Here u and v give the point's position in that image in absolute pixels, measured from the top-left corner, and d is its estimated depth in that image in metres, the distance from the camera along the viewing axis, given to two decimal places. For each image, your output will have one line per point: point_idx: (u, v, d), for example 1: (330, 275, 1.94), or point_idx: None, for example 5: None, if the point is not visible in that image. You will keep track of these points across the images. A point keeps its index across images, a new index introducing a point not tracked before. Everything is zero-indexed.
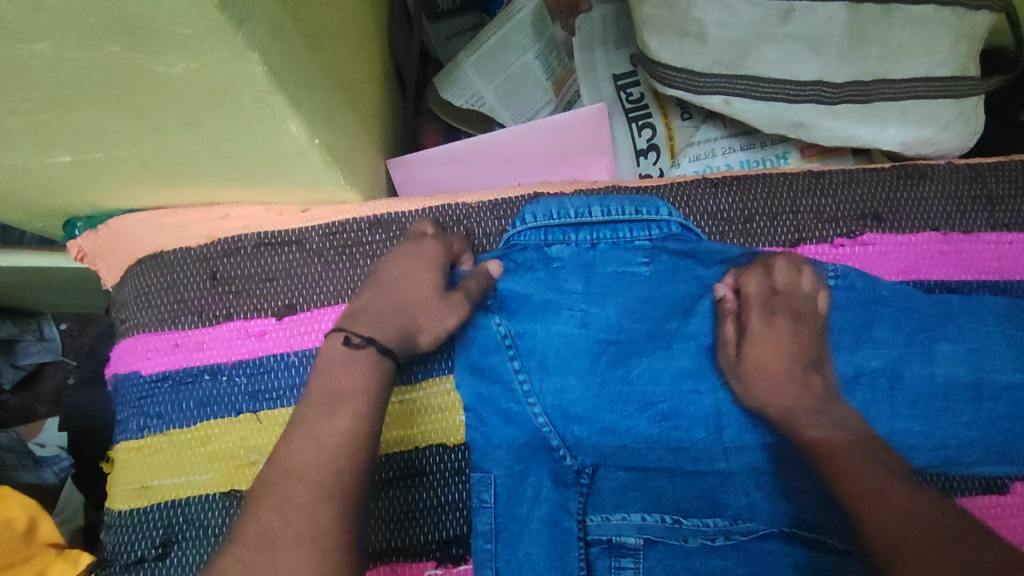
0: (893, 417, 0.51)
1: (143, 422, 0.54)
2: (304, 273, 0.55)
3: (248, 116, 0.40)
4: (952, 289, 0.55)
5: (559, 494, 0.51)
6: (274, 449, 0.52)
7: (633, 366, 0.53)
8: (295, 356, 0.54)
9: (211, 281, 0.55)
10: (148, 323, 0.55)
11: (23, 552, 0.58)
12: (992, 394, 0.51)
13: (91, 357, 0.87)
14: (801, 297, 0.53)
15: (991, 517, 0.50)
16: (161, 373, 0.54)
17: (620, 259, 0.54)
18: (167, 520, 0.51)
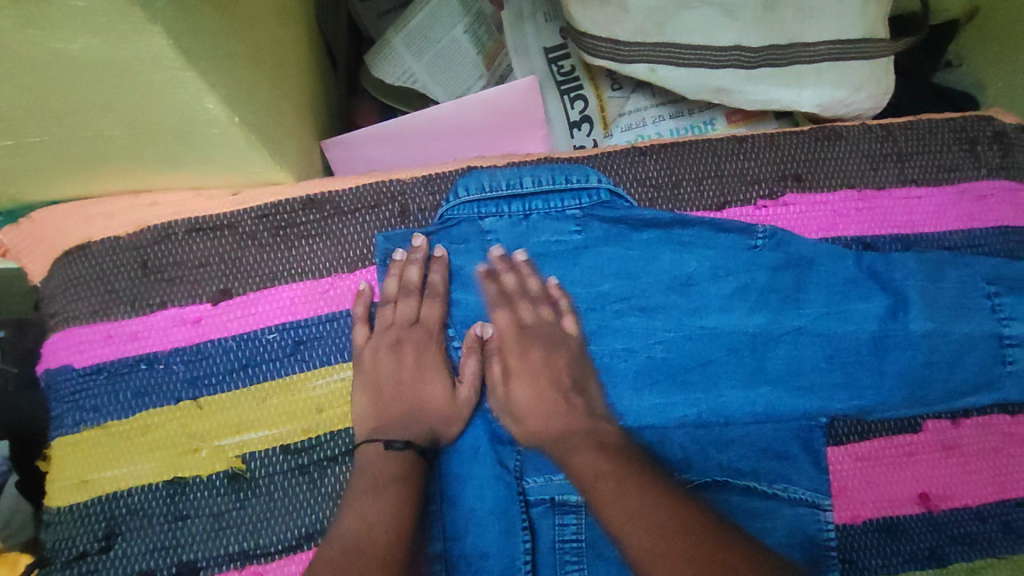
0: (815, 370, 0.54)
1: (78, 416, 0.52)
2: (238, 256, 0.55)
3: (162, 95, 0.39)
4: (867, 244, 0.58)
5: (496, 453, 0.53)
6: (217, 434, 0.52)
7: (566, 328, 0.55)
8: (233, 340, 0.53)
9: (142, 269, 0.54)
10: (79, 315, 0.54)
11: None
12: (905, 343, 0.55)
13: None
14: (728, 256, 0.56)
15: (905, 453, 0.55)
16: (95, 366, 0.53)
17: (553, 228, 0.56)
18: (110, 512, 0.51)
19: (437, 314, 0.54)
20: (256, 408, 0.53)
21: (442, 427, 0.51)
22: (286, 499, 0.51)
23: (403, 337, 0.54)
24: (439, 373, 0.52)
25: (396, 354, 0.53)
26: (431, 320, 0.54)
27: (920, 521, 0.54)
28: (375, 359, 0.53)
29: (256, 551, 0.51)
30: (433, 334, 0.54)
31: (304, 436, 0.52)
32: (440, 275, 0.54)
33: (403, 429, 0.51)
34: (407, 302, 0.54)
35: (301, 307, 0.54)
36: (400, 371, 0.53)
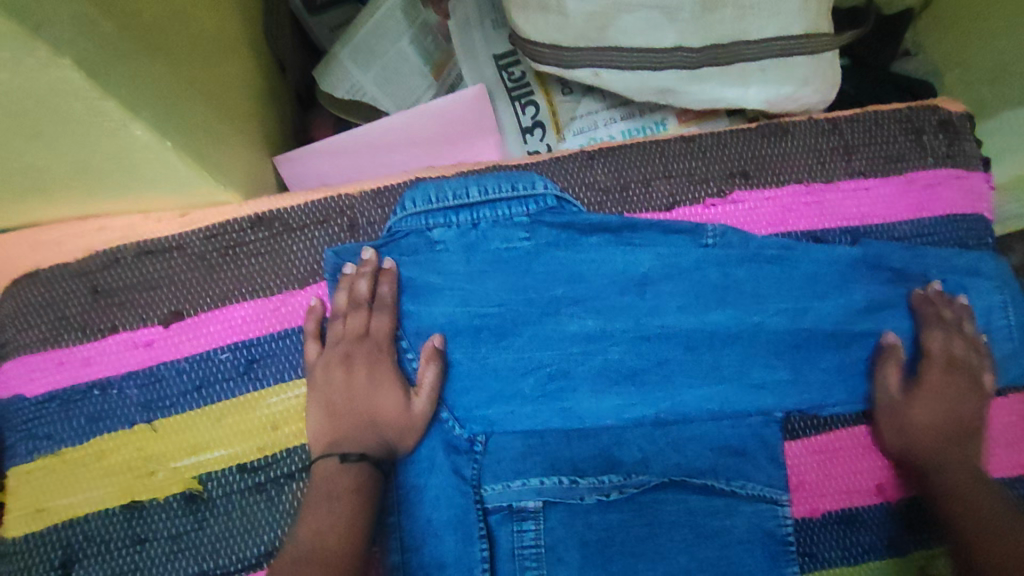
0: (765, 366, 0.55)
1: (32, 445, 0.52)
2: (188, 278, 0.55)
3: (85, 124, 0.39)
4: (817, 238, 0.58)
5: (452, 463, 0.53)
6: (172, 457, 0.52)
7: (519, 335, 0.55)
8: (186, 362, 0.53)
9: (92, 295, 0.54)
10: (31, 342, 0.54)
11: None
12: (849, 337, 0.55)
13: None
14: (677, 257, 0.56)
15: (862, 444, 0.55)
16: (48, 394, 0.53)
17: (502, 235, 0.55)
18: (67, 540, 0.51)
19: (387, 326, 0.53)
20: (210, 428, 0.53)
21: (396, 440, 0.51)
22: (243, 518, 0.52)
23: (353, 351, 0.52)
24: (390, 387, 0.52)
25: (347, 368, 0.52)
26: (381, 331, 0.53)
27: (877, 512, 0.55)
28: (327, 374, 0.52)
29: (215, 571, 0.51)
30: (384, 347, 0.53)
31: (259, 454, 0.53)
32: (388, 288, 0.53)
33: (359, 440, 0.50)
34: (355, 317, 0.53)
35: (253, 325, 0.54)
36: (352, 385, 0.52)
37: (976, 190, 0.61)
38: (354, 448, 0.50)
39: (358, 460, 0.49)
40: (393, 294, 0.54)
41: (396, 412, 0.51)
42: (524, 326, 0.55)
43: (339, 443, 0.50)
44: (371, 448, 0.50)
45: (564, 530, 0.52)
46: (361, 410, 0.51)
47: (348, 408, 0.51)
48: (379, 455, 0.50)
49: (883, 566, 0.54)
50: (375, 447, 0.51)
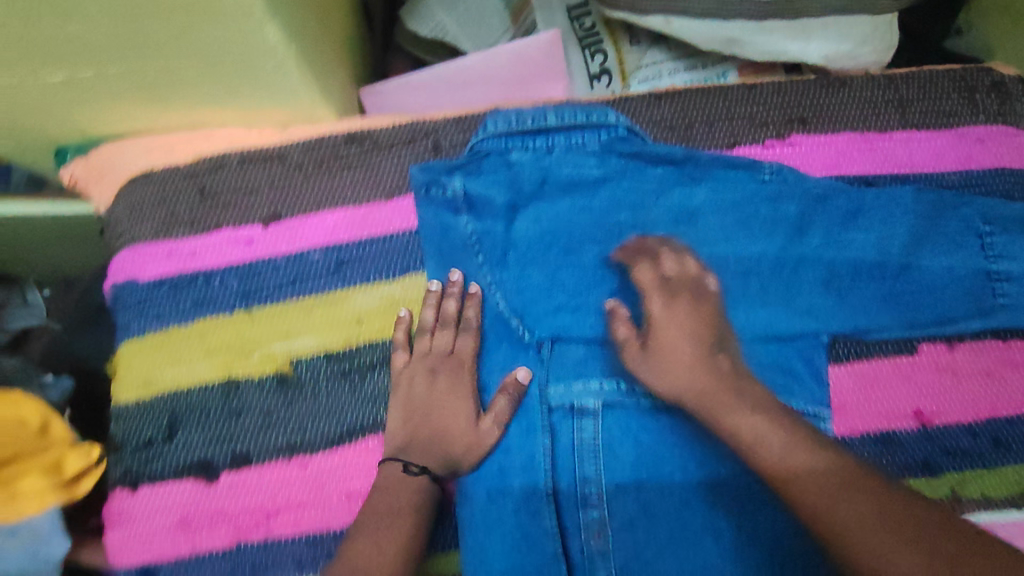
0: (811, 295, 0.59)
1: (143, 324, 0.58)
2: (286, 184, 0.60)
3: (230, 24, 0.45)
4: (868, 182, 0.62)
5: (522, 364, 0.58)
6: (268, 341, 0.58)
7: (586, 252, 0.59)
8: (283, 259, 0.59)
9: (200, 195, 0.59)
10: (143, 235, 0.59)
11: (37, 452, 0.58)
12: (892, 272, 0.59)
13: None
14: (734, 189, 0.60)
15: (901, 372, 0.60)
16: (158, 279, 0.58)
17: (575, 162, 0.59)
18: (173, 407, 0.57)
19: (470, 346, 0.57)
20: (303, 319, 0.58)
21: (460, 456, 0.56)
22: (330, 401, 0.57)
23: (437, 365, 0.57)
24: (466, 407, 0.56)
25: (431, 379, 0.57)
26: (465, 352, 0.57)
27: (912, 433, 0.60)
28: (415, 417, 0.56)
29: (304, 444, 0.57)
30: (466, 365, 0.57)
31: (345, 344, 0.58)
32: (474, 311, 0.57)
33: (428, 458, 0.55)
34: (443, 336, 0.57)
35: (343, 231, 0.59)
36: (432, 392, 0.56)
37: None
38: (418, 460, 0.55)
39: (420, 472, 0.55)
40: (468, 207, 0.58)
41: (466, 426, 0.56)
42: (590, 246, 0.59)
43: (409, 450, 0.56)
44: (431, 461, 0.55)
45: (621, 428, 0.57)
46: (436, 427, 0.56)
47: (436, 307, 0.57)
48: (438, 470, 0.55)
49: (916, 482, 0.59)
50: (440, 462, 0.56)
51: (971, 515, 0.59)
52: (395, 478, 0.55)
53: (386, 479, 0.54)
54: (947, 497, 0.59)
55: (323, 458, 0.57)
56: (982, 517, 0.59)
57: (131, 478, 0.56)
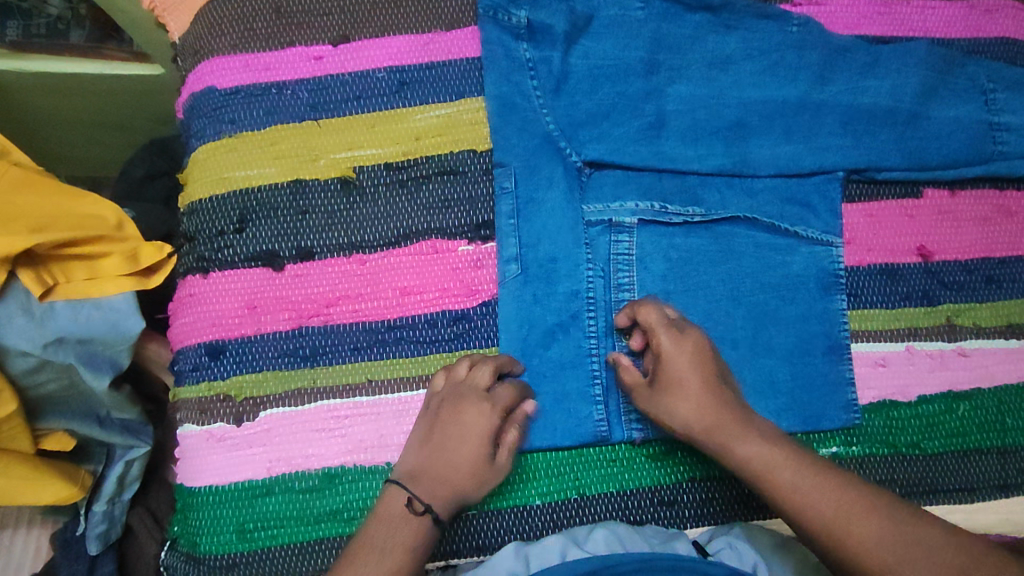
0: (829, 136, 0.65)
1: (218, 128, 0.63)
2: (356, 9, 0.65)
3: None
4: (885, 41, 0.68)
5: (567, 185, 0.63)
6: (332, 149, 0.63)
7: (629, 85, 0.65)
8: (349, 76, 0.64)
9: (276, 14, 0.65)
10: (222, 48, 0.64)
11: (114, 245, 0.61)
12: (905, 119, 0.65)
13: (143, 187, 0.95)
14: (763, 38, 0.66)
15: (906, 211, 0.66)
16: (235, 88, 0.63)
17: (621, 4, 0.65)
18: (243, 202, 0.61)
19: (509, 395, 0.55)
20: (365, 132, 0.63)
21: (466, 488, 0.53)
22: (388, 206, 0.62)
23: (468, 397, 0.54)
24: (486, 447, 0.54)
25: (459, 411, 0.54)
26: (501, 399, 0.55)
27: (916, 267, 0.64)
28: (435, 429, 0.54)
29: (362, 244, 0.61)
30: (499, 406, 0.55)
31: (403, 157, 0.63)
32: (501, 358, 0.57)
33: (434, 491, 0.51)
34: (482, 371, 0.55)
35: (406, 56, 0.64)
36: (456, 431, 0.54)
37: None
38: (424, 494, 0.51)
39: (424, 511, 0.50)
40: (523, 33, 0.64)
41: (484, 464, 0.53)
42: (628, 79, 0.65)
43: (417, 477, 0.52)
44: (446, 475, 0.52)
45: (651, 244, 0.63)
46: (451, 461, 0.53)
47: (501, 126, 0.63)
48: (444, 512, 0.51)
49: (916, 312, 0.63)
50: (447, 501, 0.52)
51: (962, 341, 0.63)
52: (400, 507, 0.51)
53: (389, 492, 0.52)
54: (943, 325, 0.63)
55: (380, 256, 0.61)
56: (972, 343, 0.63)
57: (202, 265, 0.60)
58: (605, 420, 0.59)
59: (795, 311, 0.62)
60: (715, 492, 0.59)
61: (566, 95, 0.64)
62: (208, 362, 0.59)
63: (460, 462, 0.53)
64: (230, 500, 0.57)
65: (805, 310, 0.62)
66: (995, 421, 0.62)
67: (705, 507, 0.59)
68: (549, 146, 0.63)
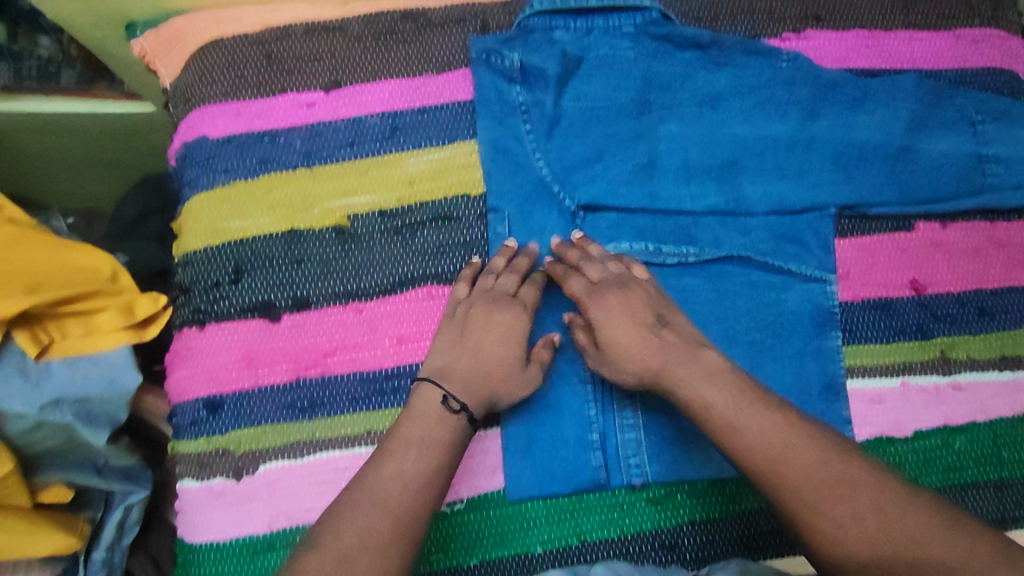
0: (820, 171, 0.65)
1: (212, 177, 0.63)
2: (347, 54, 0.65)
3: None
4: (873, 74, 0.68)
5: (560, 229, 0.64)
6: (326, 197, 0.62)
7: (621, 125, 0.65)
8: (342, 122, 0.64)
9: (267, 61, 0.64)
10: (213, 96, 0.64)
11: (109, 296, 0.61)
12: (895, 152, 0.65)
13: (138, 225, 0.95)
14: (753, 74, 0.66)
15: (899, 245, 0.66)
16: (228, 136, 0.63)
17: (611, 43, 0.65)
18: (237, 253, 0.61)
19: (534, 296, 0.59)
20: (359, 178, 0.63)
21: (496, 389, 0.55)
22: (383, 252, 0.62)
23: (500, 300, 0.58)
24: (515, 344, 0.57)
25: (490, 312, 0.57)
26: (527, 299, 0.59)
27: (909, 302, 0.65)
28: (468, 330, 0.57)
29: (357, 291, 0.61)
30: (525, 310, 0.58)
31: (398, 203, 0.63)
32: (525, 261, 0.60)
33: (467, 390, 0.54)
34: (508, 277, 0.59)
35: (398, 100, 0.64)
36: (483, 335, 0.57)
37: (1015, 49, 0.70)
38: (457, 394, 0.54)
39: (459, 410, 0.53)
40: (512, 65, 0.64)
41: (513, 363, 0.56)
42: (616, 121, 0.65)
43: (449, 375, 0.55)
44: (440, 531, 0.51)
45: None
46: (483, 358, 0.56)
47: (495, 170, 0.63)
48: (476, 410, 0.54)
49: (911, 347, 0.64)
50: (478, 402, 0.54)
51: (956, 374, 0.63)
52: (435, 404, 0.53)
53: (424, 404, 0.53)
54: (937, 358, 0.64)
55: (376, 304, 0.61)
56: (965, 376, 0.64)
57: (198, 318, 0.60)
58: (603, 464, 0.59)
59: (790, 349, 0.62)
60: (715, 534, 0.59)
61: (559, 136, 0.64)
62: (206, 416, 0.59)
63: (495, 358, 0.56)
64: (231, 556, 0.57)
65: (801, 348, 0.63)
66: (991, 454, 0.62)
67: (706, 550, 0.59)
68: (543, 190, 0.64)
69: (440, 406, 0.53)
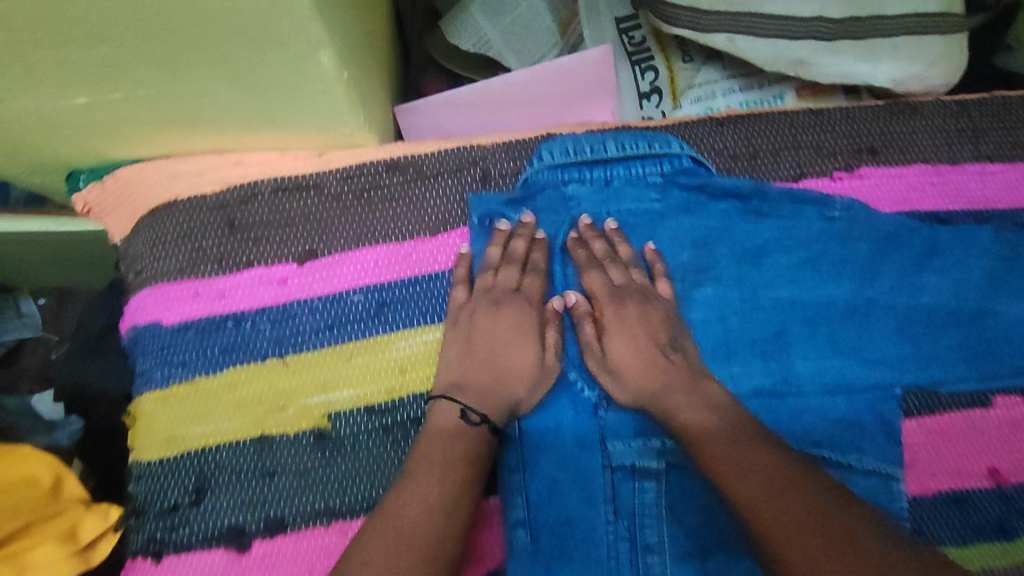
0: (883, 342, 0.56)
1: (166, 372, 0.52)
2: (324, 217, 0.54)
3: (281, 47, 0.38)
4: (941, 219, 0.58)
5: (579, 425, 0.54)
6: (304, 394, 0.53)
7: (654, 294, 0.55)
8: (319, 301, 0.54)
9: (228, 228, 0.54)
10: (167, 272, 0.53)
11: (49, 513, 0.53)
12: (969, 320, 0.56)
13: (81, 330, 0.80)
14: (803, 228, 0.57)
15: (974, 426, 0.56)
16: (183, 323, 0.53)
17: (634, 196, 0.58)
18: (198, 467, 0.52)
19: (538, 287, 0.56)
20: (341, 367, 0.53)
21: (517, 398, 0.53)
22: (370, 458, 0.52)
23: (502, 300, 0.55)
24: (532, 343, 0.54)
25: (496, 312, 0.54)
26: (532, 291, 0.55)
27: (988, 494, 0.55)
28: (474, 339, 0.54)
29: (342, 509, 0.52)
30: (529, 305, 0.55)
31: (388, 396, 0.53)
32: (540, 253, 0.56)
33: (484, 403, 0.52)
34: (510, 271, 0.55)
35: (385, 270, 0.55)
36: (489, 338, 0.54)
37: None
38: (476, 407, 0.51)
39: (480, 422, 0.51)
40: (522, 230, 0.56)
41: (533, 367, 0.54)
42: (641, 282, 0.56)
43: (463, 389, 0.52)
44: None
45: (683, 489, 0.53)
46: (499, 367, 0.53)
47: (504, 356, 0.54)
48: (496, 418, 0.52)
49: (993, 550, 0.54)
50: (498, 411, 0.52)
51: None
52: (452, 420, 0.50)
53: (444, 424, 0.50)
54: None
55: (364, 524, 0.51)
56: None
57: (152, 549, 0.51)
58: None
59: None
60: None
61: (575, 304, 0.57)
62: None
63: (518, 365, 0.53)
64: None
65: None
66: None
67: None
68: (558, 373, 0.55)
69: (458, 422, 0.50)
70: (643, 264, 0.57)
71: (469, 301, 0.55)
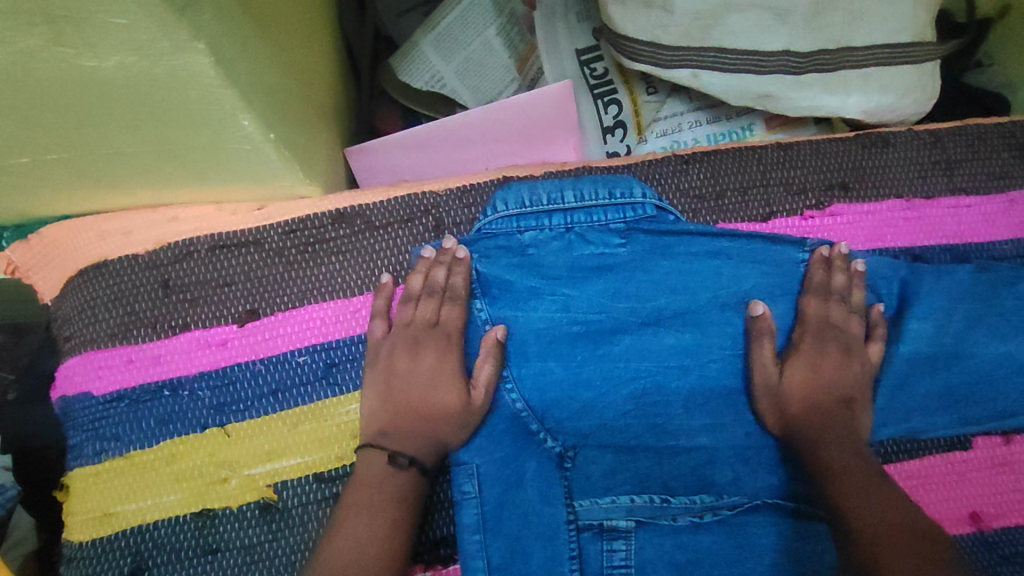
0: (862, 392, 0.53)
1: (98, 446, 0.50)
2: (266, 275, 0.52)
3: (192, 114, 0.35)
4: (915, 256, 0.56)
5: (544, 483, 0.52)
6: (246, 463, 0.50)
7: (616, 343, 0.54)
8: (262, 364, 0.51)
9: (163, 289, 0.51)
10: (98, 339, 0.51)
11: None
12: (947, 365, 0.54)
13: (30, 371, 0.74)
14: (775, 271, 0.54)
15: (955, 470, 0.54)
16: (116, 393, 0.50)
17: (598, 241, 0.54)
18: (135, 547, 0.48)
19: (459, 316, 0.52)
20: (287, 434, 0.50)
21: None
22: (320, 530, 0.49)
23: (420, 336, 0.51)
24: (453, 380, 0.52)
25: (414, 353, 0.51)
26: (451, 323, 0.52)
27: (972, 541, 0.53)
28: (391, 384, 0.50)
29: None
30: (454, 338, 0.52)
31: (338, 462, 0.50)
32: (462, 278, 0.52)
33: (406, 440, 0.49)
34: (426, 304, 0.52)
35: (333, 328, 0.52)
36: (416, 373, 0.51)
37: None
38: (403, 449, 0.48)
39: (409, 464, 0.48)
40: (466, 285, 0.53)
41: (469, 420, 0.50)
42: (602, 326, 0.54)
43: (388, 432, 0.49)
44: None
45: (654, 551, 0.50)
46: (422, 408, 0.50)
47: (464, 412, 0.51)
48: (429, 461, 0.49)
49: None
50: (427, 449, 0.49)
51: None
52: (379, 467, 0.48)
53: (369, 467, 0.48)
54: None
55: None
56: None
57: None
58: None
59: None
60: None
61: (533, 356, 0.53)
62: None
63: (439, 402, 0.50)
64: None
65: None
66: None
67: None
68: (519, 427, 0.52)
69: (387, 468, 0.47)
70: (606, 308, 0.54)
71: (388, 334, 0.52)
